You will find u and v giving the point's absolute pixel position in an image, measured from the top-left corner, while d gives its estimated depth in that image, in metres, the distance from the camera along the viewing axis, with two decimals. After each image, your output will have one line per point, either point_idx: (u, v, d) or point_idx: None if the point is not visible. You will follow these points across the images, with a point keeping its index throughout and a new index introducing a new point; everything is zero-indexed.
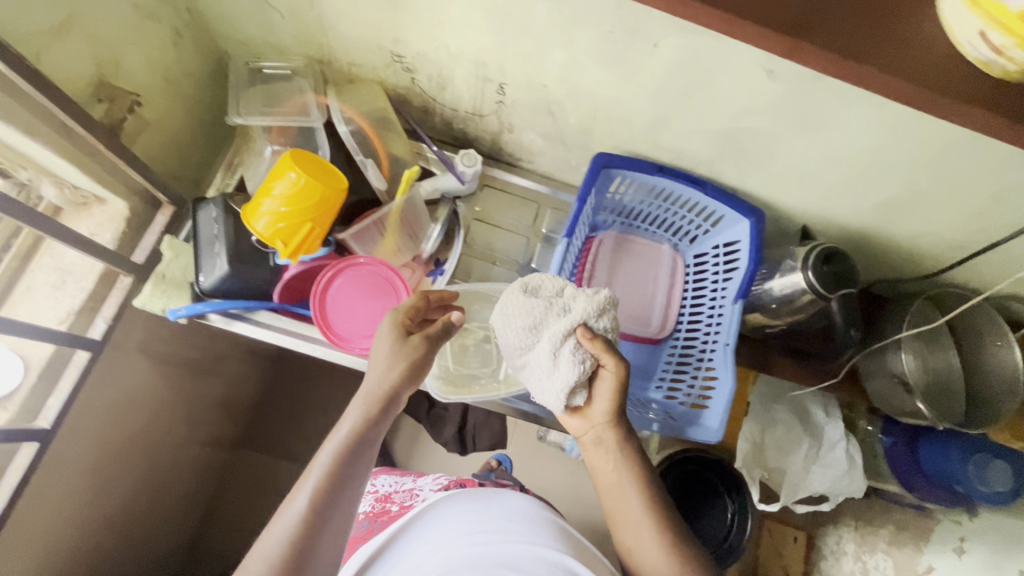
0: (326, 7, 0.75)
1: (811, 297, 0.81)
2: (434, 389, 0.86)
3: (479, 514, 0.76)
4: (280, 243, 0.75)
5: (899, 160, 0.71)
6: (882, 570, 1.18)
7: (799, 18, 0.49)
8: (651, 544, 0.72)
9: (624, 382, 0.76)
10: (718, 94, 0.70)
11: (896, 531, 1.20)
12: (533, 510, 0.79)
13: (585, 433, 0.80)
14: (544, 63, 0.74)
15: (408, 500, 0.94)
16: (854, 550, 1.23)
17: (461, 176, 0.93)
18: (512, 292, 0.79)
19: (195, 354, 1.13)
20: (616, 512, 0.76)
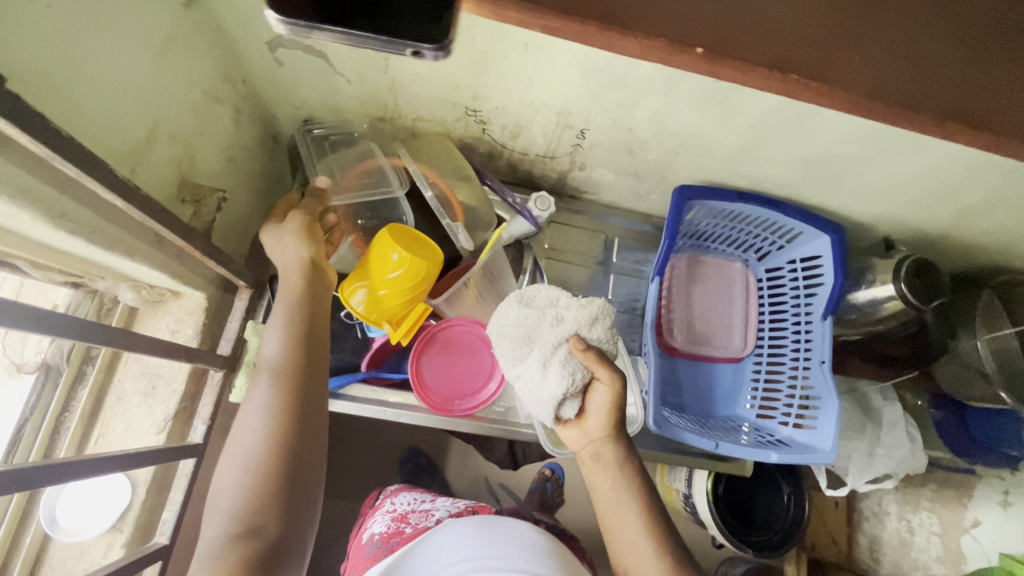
0: (402, 71, 0.71)
1: (902, 306, 0.83)
2: (547, 443, 0.84)
3: (482, 535, 0.80)
4: (388, 325, 0.73)
5: (998, 174, 0.72)
6: (927, 526, 1.23)
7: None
8: (637, 535, 0.69)
9: (620, 396, 0.71)
10: (819, 129, 0.69)
11: (938, 488, 1.23)
12: (532, 535, 0.82)
13: (583, 448, 0.75)
14: (636, 110, 0.72)
15: (423, 521, 0.89)
16: (897, 509, 1.29)
17: (535, 219, 0.88)
18: (507, 305, 0.76)
19: None
20: (610, 520, 0.72)
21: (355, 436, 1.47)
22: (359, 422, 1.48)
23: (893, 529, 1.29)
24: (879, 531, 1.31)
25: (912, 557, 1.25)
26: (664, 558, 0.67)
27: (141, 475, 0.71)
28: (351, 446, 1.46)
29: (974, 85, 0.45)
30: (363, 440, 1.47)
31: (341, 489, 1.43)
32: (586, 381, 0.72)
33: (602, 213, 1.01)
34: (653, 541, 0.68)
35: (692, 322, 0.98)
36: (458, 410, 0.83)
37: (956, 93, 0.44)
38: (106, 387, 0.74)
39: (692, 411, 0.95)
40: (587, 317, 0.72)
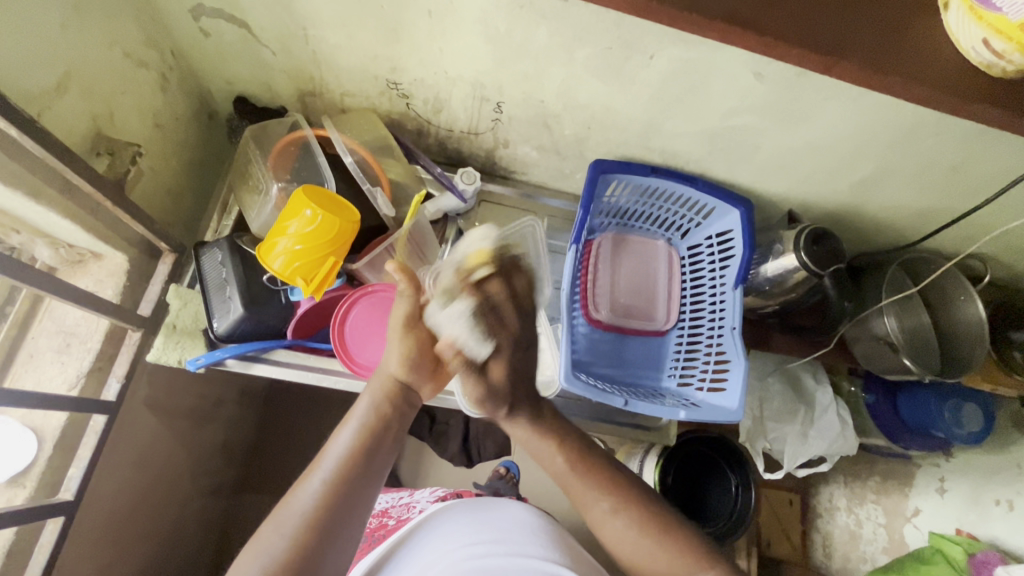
0: (321, 40, 0.75)
1: (805, 274, 0.87)
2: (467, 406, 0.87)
3: (479, 524, 0.84)
4: (300, 280, 0.75)
5: (876, 143, 0.78)
6: (874, 516, 1.44)
7: (836, 39, 0.49)
8: (591, 496, 0.70)
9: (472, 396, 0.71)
10: (707, 98, 0.75)
11: (882, 480, 1.45)
12: (526, 518, 0.88)
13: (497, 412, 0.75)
14: (542, 81, 0.77)
15: (405, 513, 1.01)
16: (846, 504, 1.49)
17: (462, 194, 0.93)
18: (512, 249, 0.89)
19: (195, 403, 1.10)
20: (571, 484, 0.71)
21: (302, 430, 1.46)
22: (304, 414, 1.47)
23: (844, 523, 1.48)
24: (830, 526, 1.50)
25: (860, 549, 1.44)
26: (627, 514, 0.68)
27: (49, 431, 0.71)
28: (297, 440, 1.45)
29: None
30: (307, 432, 1.46)
31: (283, 482, 1.42)
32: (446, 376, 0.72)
33: (533, 194, 1.06)
34: (605, 497, 0.69)
35: (618, 296, 1.02)
36: None
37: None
38: (19, 344, 0.74)
39: (617, 381, 0.98)
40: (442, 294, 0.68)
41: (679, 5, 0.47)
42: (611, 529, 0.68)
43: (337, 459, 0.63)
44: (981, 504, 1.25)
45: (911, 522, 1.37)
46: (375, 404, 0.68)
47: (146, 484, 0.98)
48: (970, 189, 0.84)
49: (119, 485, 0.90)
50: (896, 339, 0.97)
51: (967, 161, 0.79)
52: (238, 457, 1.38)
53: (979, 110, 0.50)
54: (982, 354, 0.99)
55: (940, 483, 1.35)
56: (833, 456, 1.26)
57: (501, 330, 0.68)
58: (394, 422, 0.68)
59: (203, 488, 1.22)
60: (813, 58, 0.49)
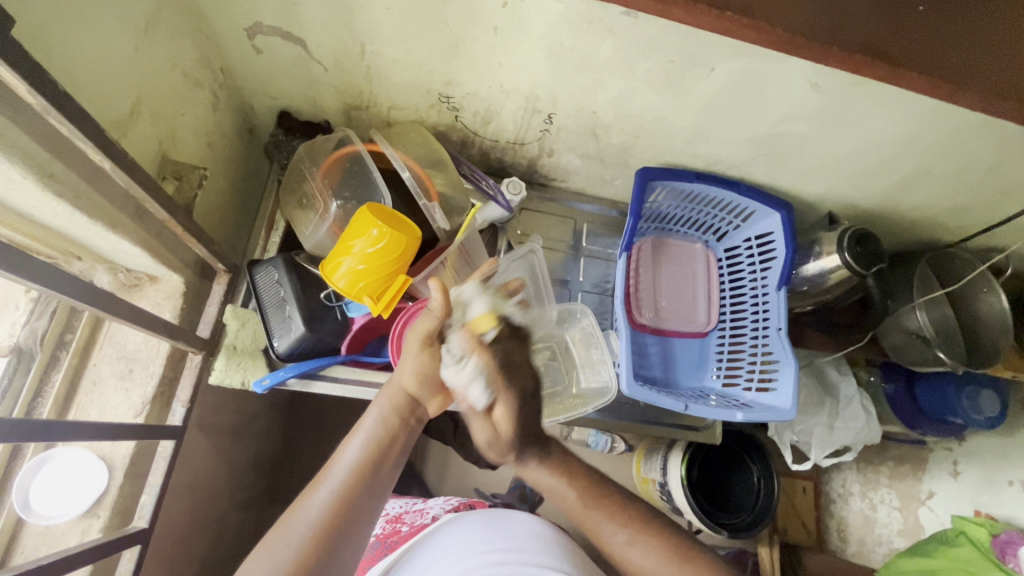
0: (379, 55, 0.75)
1: (847, 274, 0.89)
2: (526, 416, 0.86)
3: (493, 531, 0.88)
4: (367, 299, 0.75)
5: (920, 146, 0.81)
6: (887, 500, 1.52)
7: (954, 63, 0.51)
8: (606, 527, 0.68)
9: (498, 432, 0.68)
10: (761, 107, 0.77)
11: (897, 466, 1.53)
12: (541, 530, 0.91)
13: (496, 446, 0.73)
14: (599, 91, 0.77)
15: (418, 519, 0.99)
16: (860, 490, 1.57)
17: (508, 203, 0.94)
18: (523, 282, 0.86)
19: (234, 418, 1.09)
20: (585, 518, 0.69)
21: (332, 440, 1.45)
22: (331, 424, 1.47)
23: (857, 509, 1.56)
24: (845, 512, 1.58)
25: (875, 532, 1.52)
26: (643, 540, 0.67)
27: (119, 459, 0.70)
28: (327, 450, 1.45)
29: (881, 22, 0.51)
30: (335, 442, 1.46)
31: None
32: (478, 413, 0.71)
33: (571, 202, 1.06)
34: (620, 523, 0.68)
35: (659, 299, 1.04)
36: None
37: (865, 27, 0.51)
38: (81, 372, 0.73)
39: (664, 383, 1.00)
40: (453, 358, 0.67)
41: (801, 33, 0.50)
42: (613, 541, 0.68)
43: (343, 471, 0.61)
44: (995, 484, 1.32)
45: (926, 504, 1.45)
46: (383, 422, 0.66)
47: (194, 502, 0.97)
48: (1005, 187, 0.88)
49: (173, 505, 0.90)
50: (928, 332, 1.00)
51: (1004, 161, 0.82)
52: (267, 470, 1.36)
53: None
54: (1007, 344, 1.04)
55: (954, 466, 1.42)
56: (858, 445, 1.32)
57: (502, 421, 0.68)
58: (400, 443, 0.66)
59: (239, 503, 1.21)
60: (937, 88, 0.51)
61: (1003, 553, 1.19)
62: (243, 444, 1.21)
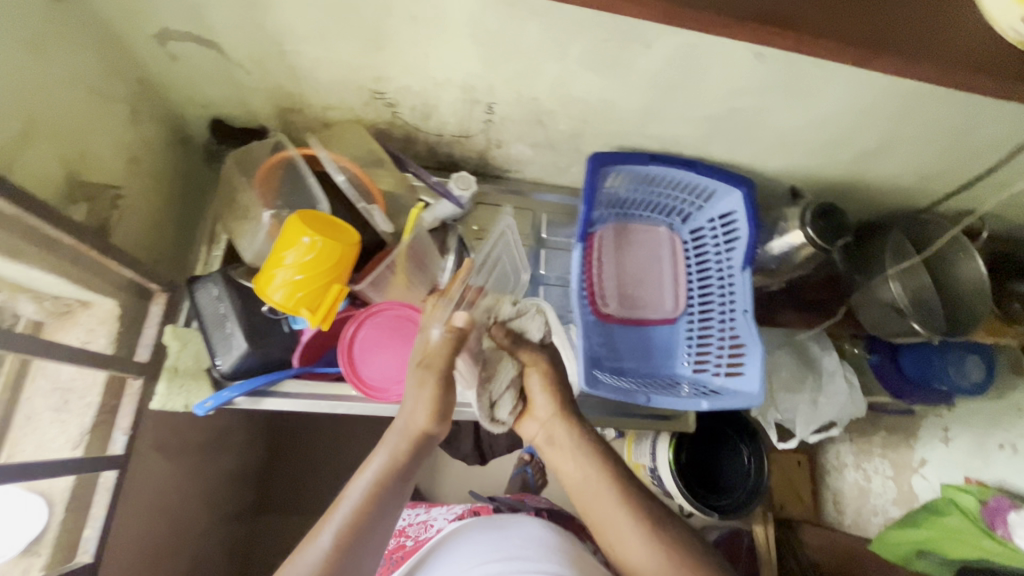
0: (300, 54, 0.71)
1: (813, 249, 0.86)
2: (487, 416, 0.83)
3: (496, 540, 0.83)
4: (305, 311, 0.71)
5: (879, 112, 0.77)
6: (881, 470, 1.51)
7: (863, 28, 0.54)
8: (617, 517, 0.68)
9: (551, 373, 0.76)
10: (707, 83, 0.73)
11: (888, 435, 1.52)
12: (546, 535, 0.85)
13: (536, 435, 0.77)
14: (536, 77, 0.73)
15: (423, 532, 1.01)
16: (854, 460, 1.58)
17: (459, 200, 0.90)
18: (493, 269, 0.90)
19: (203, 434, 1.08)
20: (593, 501, 0.70)
21: None
22: None
23: (852, 480, 1.58)
24: (841, 483, 1.59)
25: (871, 503, 1.52)
26: (649, 530, 0.67)
27: (59, 493, 0.68)
28: None
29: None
30: None
31: None
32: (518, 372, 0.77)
33: (529, 191, 1.02)
34: (632, 512, 0.68)
35: (624, 286, 1.01)
36: (397, 395, 0.84)
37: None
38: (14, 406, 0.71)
39: (634, 374, 0.97)
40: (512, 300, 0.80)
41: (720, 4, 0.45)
42: (622, 534, 0.67)
43: (342, 509, 0.62)
44: (986, 449, 1.31)
45: (919, 472, 1.43)
46: (385, 455, 0.66)
47: (164, 523, 0.96)
48: (973, 149, 0.84)
49: (138, 527, 0.89)
50: (902, 302, 0.97)
51: (970, 124, 0.78)
52: None
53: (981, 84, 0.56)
54: (986, 309, 1.02)
55: (945, 433, 1.40)
56: (843, 420, 1.30)
57: (551, 379, 0.77)
58: (405, 475, 0.66)
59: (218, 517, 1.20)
60: (841, 47, 0.53)
61: (992, 520, 1.17)
62: (216, 460, 1.19)
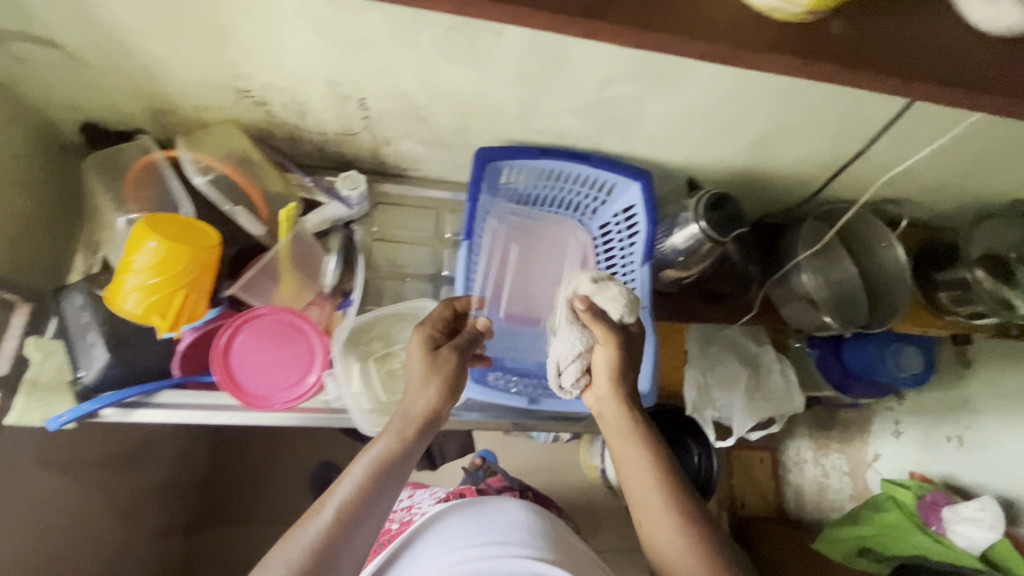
0: (146, 53, 0.69)
1: (708, 244, 0.84)
2: (366, 424, 0.83)
3: (479, 523, 0.73)
4: (155, 316, 0.69)
5: (760, 98, 0.74)
6: (837, 465, 1.48)
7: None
8: (659, 513, 0.64)
9: (620, 356, 0.72)
10: (574, 72, 0.70)
11: (843, 430, 1.49)
12: (528, 516, 0.75)
13: (595, 412, 0.75)
14: (397, 70, 0.71)
15: (407, 516, 0.99)
16: (813, 455, 1.53)
17: (347, 201, 0.87)
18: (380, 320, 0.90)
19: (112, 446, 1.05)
20: (636, 494, 0.67)
21: None
22: None
23: (812, 476, 1.53)
24: (801, 479, 1.55)
25: (829, 499, 1.48)
26: (686, 530, 0.62)
27: None
28: None
29: None
30: None
31: None
32: (587, 348, 0.73)
33: (430, 190, 0.99)
34: (675, 510, 0.64)
35: (530, 283, 0.97)
36: (279, 403, 0.81)
37: None
38: None
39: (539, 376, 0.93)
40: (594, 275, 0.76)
41: None
42: (661, 534, 0.63)
43: (342, 486, 0.58)
44: (936, 446, 1.29)
45: (873, 467, 1.42)
46: (390, 438, 0.63)
47: (61, 540, 0.94)
48: (869, 134, 0.81)
49: (24, 545, 0.86)
50: (814, 294, 0.95)
51: (857, 106, 0.75)
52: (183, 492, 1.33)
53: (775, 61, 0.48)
54: (905, 299, 1.01)
55: (896, 426, 1.39)
56: (780, 416, 1.27)
57: (621, 361, 0.72)
58: (406, 459, 0.63)
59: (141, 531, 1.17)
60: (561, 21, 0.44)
61: (925, 515, 1.15)
62: (136, 473, 1.16)
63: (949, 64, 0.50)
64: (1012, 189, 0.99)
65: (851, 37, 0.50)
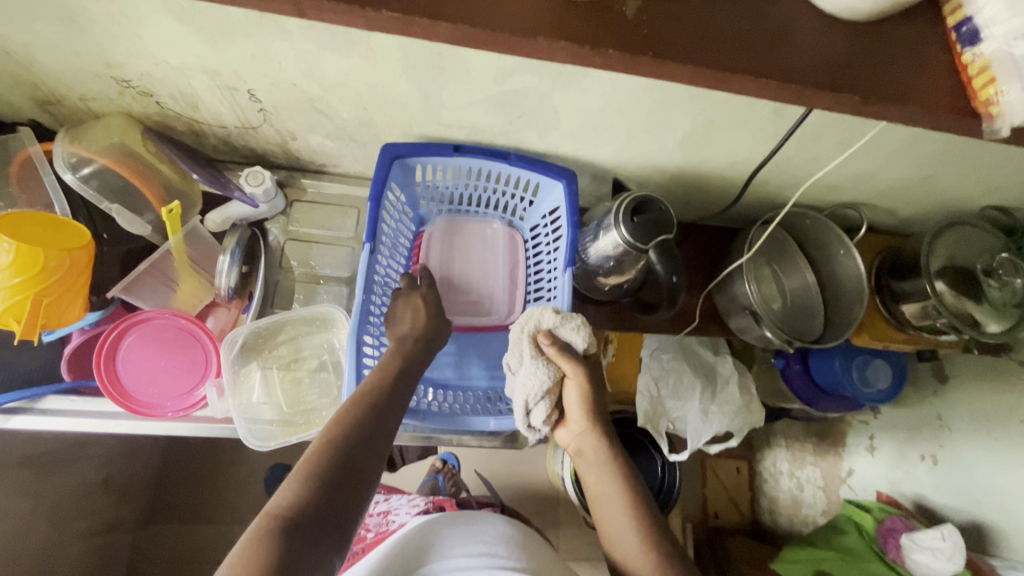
0: (6, 40, 0.64)
1: (629, 251, 0.78)
2: (252, 437, 0.78)
3: (453, 534, 0.73)
4: (11, 320, 0.64)
5: (674, 91, 0.67)
6: (812, 480, 1.38)
7: None
8: (622, 524, 0.69)
9: (589, 386, 0.73)
10: (466, 63, 0.64)
11: (819, 442, 1.39)
12: (497, 524, 0.76)
13: (571, 443, 0.77)
14: (276, 60, 0.65)
15: (383, 525, 0.94)
16: (788, 468, 1.43)
17: (252, 198, 0.83)
18: (282, 328, 0.84)
19: (42, 448, 1.03)
20: (602, 510, 0.72)
21: (208, 453, 1.42)
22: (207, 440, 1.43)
23: (787, 488, 1.44)
24: (777, 492, 1.47)
25: (803, 513, 1.39)
26: (649, 539, 0.67)
27: None
28: (203, 464, 1.41)
29: None
30: (219, 456, 1.42)
31: (192, 510, 1.38)
32: (557, 381, 0.74)
33: (351, 187, 0.94)
34: (638, 522, 0.68)
35: (452, 286, 0.93)
36: (172, 411, 0.77)
37: None
38: None
39: (457, 387, 0.88)
40: (553, 309, 0.75)
41: None
42: (627, 546, 0.68)
43: (355, 408, 0.62)
44: (909, 463, 1.18)
45: (846, 482, 1.31)
46: (388, 374, 0.68)
47: None
48: (807, 130, 0.74)
49: None
50: (757, 305, 0.87)
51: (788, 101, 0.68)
52: (135, 491, 1.32)
53: (544, 47, 0.43)
54: (861, 312, 0.92)
55: (870, 441, 1.28)
56: (739, 429, 1.19)
57: (591, 391, 0.74)
58: (402, 388, 0.68)
59: (86, 530, 1.16)
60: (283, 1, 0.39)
61: (885, 542, 1.09)
62: (82, 471, 1.14)
63: (715, 45, 0.46)
64: (982, 192, 0.91)
65: (645, 17, 0.46)
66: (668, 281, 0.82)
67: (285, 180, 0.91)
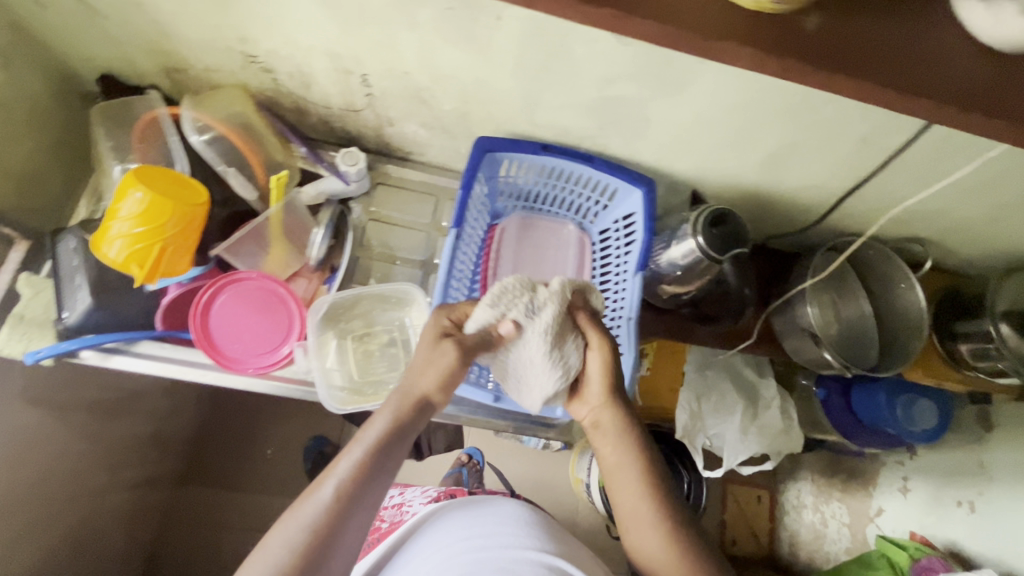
0: (158, 8, 0.70)
1: (704, 261, 0.81)
2: (332, 401, 0.82)
3: (473, 516, 0.75)
4: (133, 265, 0.69)
5: (768, 111, 0.70)
6: (837, 516, 1.37)
7: None
8: (637, 497, 0.69)
9: (613, 361, 0.71)
10: (575, 66, 0.68)
11: (848, 479, 1.38)
12: (515, 508, 0.78)
13: (585, 416, 0.75)
14: (397, 49, 0.70)
15: (397, 516, 0.94)
16: (813, 502, 1.43)
17: (346, 176, 0.88)
18: (363, 300, 0.88)
19: (107, 395, 1.08)
20: (616, 480, 0.71)
21: (245, 421, 1.47)
22: (246, 408, 1.48)
23: (810, 522, 1.43)
24: (799, 525, 1.46)
25: (825, 549, 1.38)
26: (663, 516, 0.68)
27: None
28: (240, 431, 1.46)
29: None
30: (255, 425, 1.47)
31: (224, 474, 1.43)
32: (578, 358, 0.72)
33: (432, 176, 0.98)
34: (653, 499, 0.68)
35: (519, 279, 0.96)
36: (253, 368, 0.82)
37: None
38: None
39: None
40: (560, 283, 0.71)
41: None
42: (640, 520, 0.69)
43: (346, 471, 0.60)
44: (943, 509, 1.17)
45: (875, 521, 1.30)
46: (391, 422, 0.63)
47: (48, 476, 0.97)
48: (888, 161, 0.76)
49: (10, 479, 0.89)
50: (816, 328, 0.89)
51: (877, 131, 0.70)
52: (176, 449, 1.37)
53: (730, 49, 0.47)
54: (919, 345, 0.94)
55: (904, 482, 1.27)
56: (777, 453, 1.20)
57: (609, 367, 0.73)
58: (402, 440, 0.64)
59: (128, 480, 1.20)
60: None
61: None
62: (135, 423, 1.19)
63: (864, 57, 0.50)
64: None
65: (825, 31, 0.50)
66: (739, 292, 0.93)
67: (371, 163, 0.96)
